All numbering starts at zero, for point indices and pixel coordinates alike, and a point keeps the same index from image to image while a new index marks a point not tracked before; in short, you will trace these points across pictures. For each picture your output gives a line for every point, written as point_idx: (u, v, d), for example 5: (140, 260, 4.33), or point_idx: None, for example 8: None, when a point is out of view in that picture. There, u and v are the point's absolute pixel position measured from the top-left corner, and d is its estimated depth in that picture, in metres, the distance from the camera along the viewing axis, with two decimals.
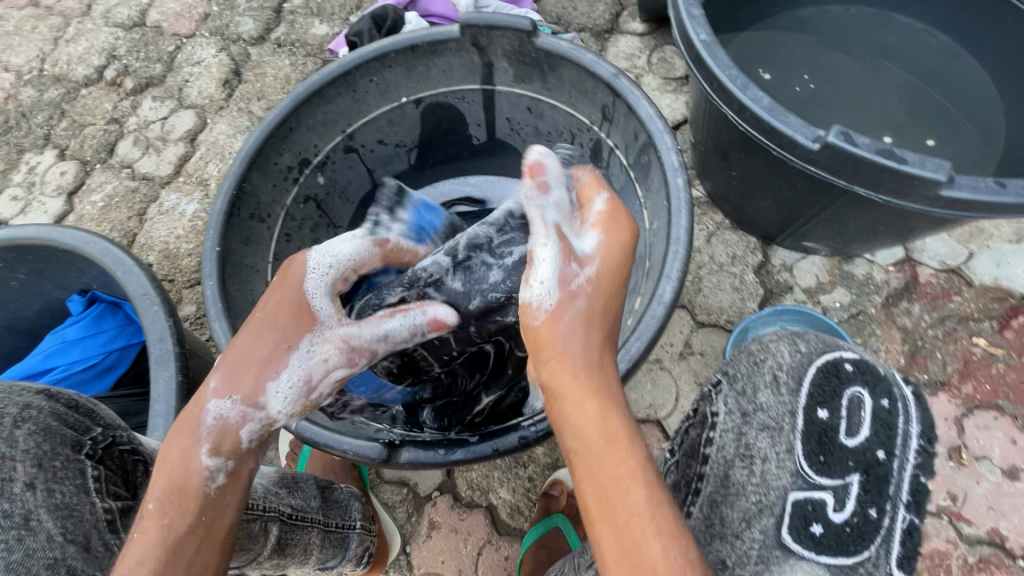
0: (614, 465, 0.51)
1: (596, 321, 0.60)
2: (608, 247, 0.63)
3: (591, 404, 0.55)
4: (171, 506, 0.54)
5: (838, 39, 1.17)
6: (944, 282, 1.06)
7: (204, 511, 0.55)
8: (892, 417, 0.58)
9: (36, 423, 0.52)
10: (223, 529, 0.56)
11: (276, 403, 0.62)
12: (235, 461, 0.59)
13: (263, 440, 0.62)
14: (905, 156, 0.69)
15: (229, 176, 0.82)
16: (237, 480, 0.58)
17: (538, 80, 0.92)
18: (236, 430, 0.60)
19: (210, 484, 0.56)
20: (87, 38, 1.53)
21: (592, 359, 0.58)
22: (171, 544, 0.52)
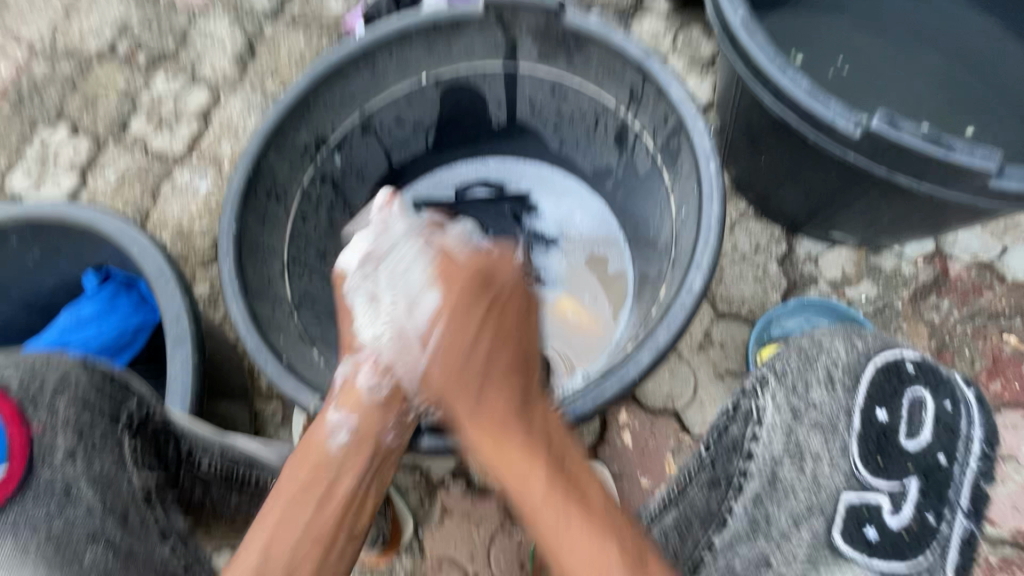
0: (514, 473, 0.56)
1: (456, 368, 0.64)
2: (445, 301, 0.67)
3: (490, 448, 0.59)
4: (298, 463, 0.59)
5: (876, 19, 1.11)
6: (976, 277, 1.03)
7: (327, 469, 0.59)
8: (954, 420, 0.56)
9: (75, 393, 0.52)
10: (342, 488, 0.58)
11: (366, 347, 0.68)
12: (359, 420, 0.63)
13: (386, 398, 0.65)
14: (952, 145, 0.66)
15: (247, 153, 0.81)
16: (359, 445, 0.61)
17: (564, 58, 0.89)
18: (357, 384, 0.65)
19: (332, 441, 0.61)
20: (100, 11, 1.50)
21: (473, 406, 0.62)
22: (294, 495, 0.57)
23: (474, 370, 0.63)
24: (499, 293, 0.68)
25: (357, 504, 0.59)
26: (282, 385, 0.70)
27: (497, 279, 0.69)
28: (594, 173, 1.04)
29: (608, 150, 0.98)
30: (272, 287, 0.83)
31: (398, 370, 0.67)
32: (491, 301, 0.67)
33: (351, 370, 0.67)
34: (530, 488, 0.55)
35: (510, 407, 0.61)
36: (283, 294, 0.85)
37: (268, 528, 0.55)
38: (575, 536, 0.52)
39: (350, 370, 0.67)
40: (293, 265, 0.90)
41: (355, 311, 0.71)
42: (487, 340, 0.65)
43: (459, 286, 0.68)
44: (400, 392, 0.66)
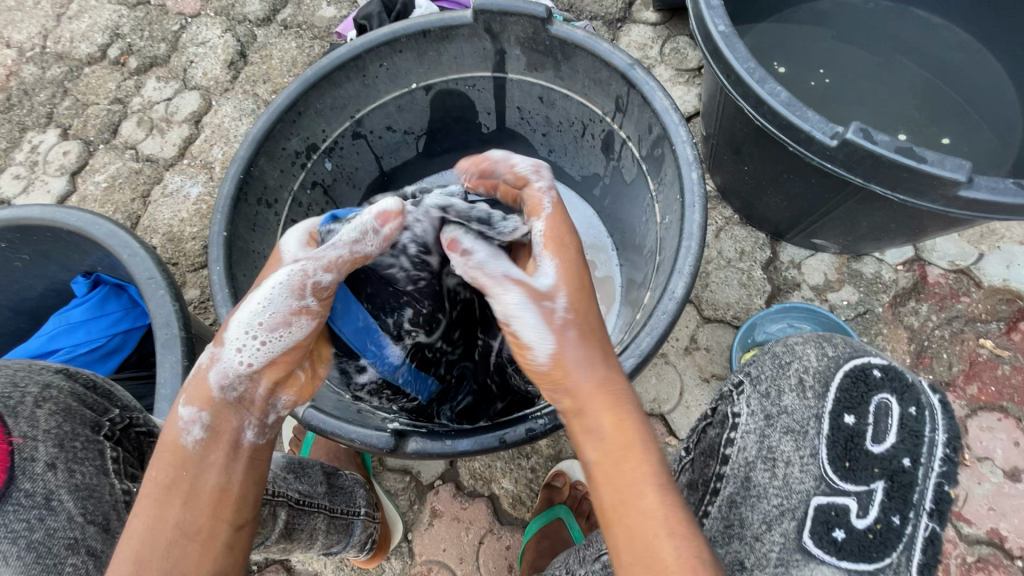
0: (625, 441, 0.54)
1: (590, 337, 0.59)
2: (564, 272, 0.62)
3: (608, 418, 0.55)
4: (157, 464, 0.54)
5: (854, 33, 1.15)
6: (953, 283, 1.05)
7: (186, 466, 0.54)
8: (919, 425, 0.55)
9: (56, 403, 0.51)
10: (206, 485, 0.54)
11: (233, 344, 0.57)
12: (212, 414, 0.56)
13: (243, 394, 0.58)
14: (924, 155, 0.68)
15: (237, 160, 0.81)
16: (217, 437, 0.56)
17: (551, 68, 0.90)
18: (208, 377, 0.57)
19: (187, 438, 0.55)
20: (90, 15, 1.51)
21: (598, 374, 0.57)
22: (157, 495, 0.52)
23: (593, 341, 0.59)
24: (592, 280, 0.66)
25: (229, 497, 0.55)
26: None
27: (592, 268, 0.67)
28: (582, 180, 1.07)
29: (595, 158, 1.00)
30: None
31: (264, 371, 0.58)
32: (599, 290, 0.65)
33: (209, 360, 0.58)
34: (636, 461, 0.52)
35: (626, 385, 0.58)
36: None
37: (137, 535, 0.50)
38: (661, 529, 0.49)
39: (207, 361, 0.57)
40: None
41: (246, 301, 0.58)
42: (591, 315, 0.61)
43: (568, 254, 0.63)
44: (258, 391, 0.58)
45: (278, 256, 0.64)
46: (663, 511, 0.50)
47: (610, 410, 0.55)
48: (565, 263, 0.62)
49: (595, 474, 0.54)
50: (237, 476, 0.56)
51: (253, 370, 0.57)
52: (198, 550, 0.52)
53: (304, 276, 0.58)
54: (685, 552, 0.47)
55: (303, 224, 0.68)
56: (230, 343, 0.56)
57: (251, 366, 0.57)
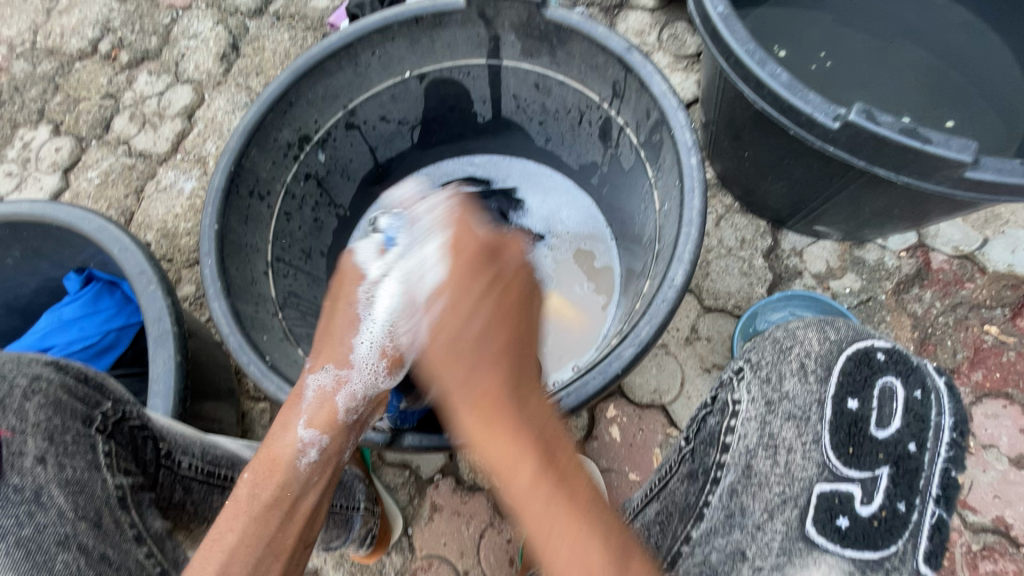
0: (508, 456, 0.50)
1: (460, 341, 0.56)
2: (453, 269, 0.61)
3: (478, 432, 0.52)
4: (261, 478, 0.54)
5: (857, 15, 1.12)
6: (957, 268, 1.04)
7: (290, 486, 0.54)
8: (924, 409, 0.58)
9: (46, 396, 0.51)
10: (302, 506, 0.54)
11: (365, 364, 0.61)
12: (331, 437, 0.57)
13: (361, 415, 0.60)
14: (929, 136, 0.67)
15: (227, 151, 0.80)
16: (328, 462, 0.56)
17: (547, 54, 0.89)
18: (334, 400, 0.59)
19: (302, 459, 0.55)
20: (80, 9, 1.49)
21: (465, 391, 0.54)
22: (255, 514, 0.52)
23: (464, 353, 0.56)
24: (508, 270, 0.61)
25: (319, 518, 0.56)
26: (264, 386, 0.69)
27: (506, 257, 0.62)
28: (580, 169, 1.05)
29: (593, 146, 0.98)
30: (255, 285, 0.83)
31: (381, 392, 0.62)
32: (496, 278, 0.60)
33: (330, 382, 0.59)
34: (522, 489, 0.49)
35: (508, 391, 0.53)
36: (268, 292, 0.85)
37: (224, 550, 0.50)
38: (558, 534, 0.47)
39: (332, 384, 0.59)
40: (278, 264, 0.90)
41: (362, 324, 0.62)
42: (483, 318, 0.57)
43: (465, 260, 0.61)
44: (368, 412, 0.61)
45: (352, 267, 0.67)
46: (550, 512, 0.48)
47: (480, 430, 0.52)
48: (454, 263, 0.61)
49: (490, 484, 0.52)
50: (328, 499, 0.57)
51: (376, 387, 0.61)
52: (278, 568, 0.51)
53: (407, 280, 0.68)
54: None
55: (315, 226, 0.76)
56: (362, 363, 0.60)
57: (379, 387, 0.61)
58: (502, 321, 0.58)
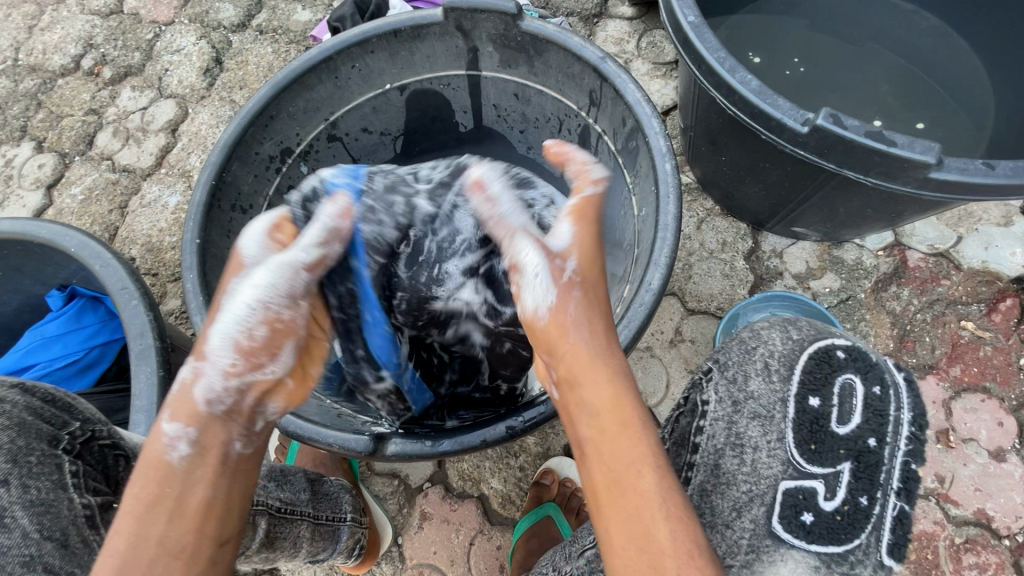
0: (627, 415, 0.53)
1: (596, 306, 0.60)
2: (581, 237, 0.63)
3: (608, 390, 0.54)
4: (143, 480, 0.52)
5: (828, 21, 1.15)
6: (933, 266, 1.06)
7: (169, 484, 0.52)
8: (884, 405, 0.58)
9: (10, 418, 0.50)
10: (193, 501, 0.52)
11: (219, 356, 0.58)
12: (197, 428, 0.55)
13: (231, 405, 0.57)
14: (894, 139, 0.68)
15: (208, 166, 0.80)
16: (205, 454, 0.54)
17: (524, 65, 0.90)
18: (193, 393, 0.56)
19: (168, 452, 0.53)
20: (63, 26, 1.49)
21: (601, 344, 0.57)
22: (139, 515, 0.50)
23: (612, 355, 0.57)
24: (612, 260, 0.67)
25: (216, 514, 0.53)
26: None
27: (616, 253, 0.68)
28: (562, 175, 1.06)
29: None
30: None
31: (249, 381, 0.58)
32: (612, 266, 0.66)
33: (192, 375, 0.57)
34: (637, 450, 0.51)
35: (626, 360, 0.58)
36: None
37: (118, 555, 0.48)
38: (669, 505, 0.49)
39: (190, 375, 0.57)
40: None
41: (220, 316, 0.60)
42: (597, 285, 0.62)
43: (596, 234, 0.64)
44: (244, 400, 0.58)
45: (238, 260, 0.64)
46: (662, 495, 0.49)
47: (607, 381, 0.55)
48: (580, 229, 0.64)
49: (588, 450, 0.53)
50: (223, 490, 0.54)
51: (244, 379, 0.58)
52: (180, 567, 0.49)
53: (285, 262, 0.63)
54: (682, 540, 0.47)
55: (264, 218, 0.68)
56: (211, 356, 0.57)
57: (239, 377, 0.58)
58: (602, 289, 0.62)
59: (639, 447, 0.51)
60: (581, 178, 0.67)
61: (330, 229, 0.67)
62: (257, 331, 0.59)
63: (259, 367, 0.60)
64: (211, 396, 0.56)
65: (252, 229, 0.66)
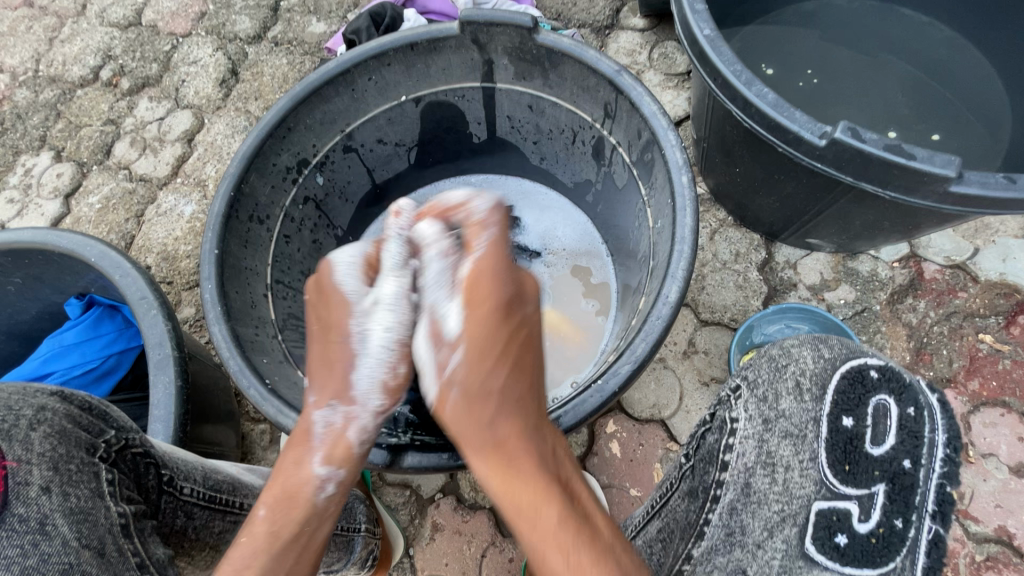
0: (524, 491, 0.51)
1: (479, 394, 0.56)
2: (471, 324, 0.57)
3: (496, 479, 0.53)
4: (285, 512, 0.55)
5: (841, 33, 1.15)
6: (950, 278, 1.05)
7: (307, 522, 0.55)
8: (918, 425, 0.56)
9: (51, 425, 0.51)
10: (319, 540, 0.55)
11: (369, 400, 0.60)
12: (346, 470, 0.58)
13: (373, 447, 0.60)
14: (913, 152, 0.68)
15: (227, 177, 0.81)
16: (344, 494, 0.57)
17: (540, 77, 0.91)
18: (346, 435, 0.58)
19: (320, 493, 0.56)
20: (82, 38, 1.52)
21: (487, 433, 0.54)
22: (277, 547, 0.53)
23: (508, 442, 0.54)
24: (523, 323, 0.59)
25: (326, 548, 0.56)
26: (266, 410, 0.69)
27: (524, 304, 0.60)
28: (575, 186, 1.07)
29: (587, 164, 1.00)
30: (255, 309, 0.84)
31: (392, 416, 0.62)
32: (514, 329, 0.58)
33: (339, 420, 0.59)
34: (540, 531, 0.50)
35: (529, 433, 0.55)
36: (267, 315, 0.86)
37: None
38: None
39: (341, 420, 0.59)
40: (277, 286, 0.91)
41: (359, 357, 0.61)
42: (502, 374, 0.56)
43: (481, 312, 0.58)
44: (381, 441, 0.62)
45: (339, 292, 0.63)
46: (570, 573, 0.48)
47: (500, 467, 0.53)
48: (471, 314, 0.58)
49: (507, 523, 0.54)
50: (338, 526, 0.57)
51: (385, 420, 0.61)
52: None
53: (406, 292, 0.64)
54: None
55: (358, 248, 0.68)
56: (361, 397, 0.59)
57: (375, 425, 0.60)
58: (522, 383, 0.57)
59: (550, 530, 0.50)
60: (472, 233, 0.62)
61: (404, 247, 0.67)
62: (396, 372, 0.62)
63: (398, 399, 0.63)
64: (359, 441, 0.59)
65: (347, 263, 0.65)
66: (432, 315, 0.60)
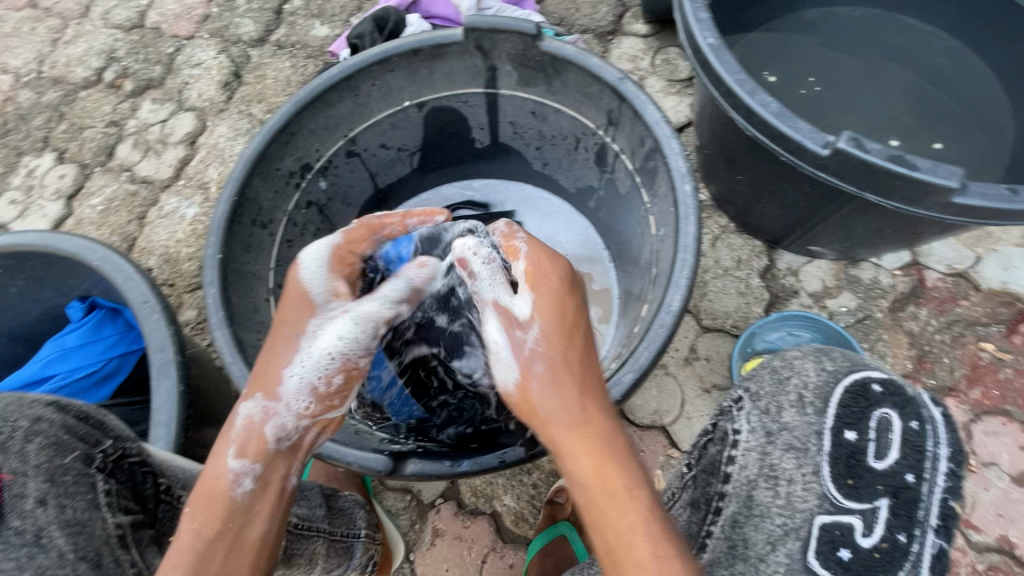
0: (615, 475, 0.54)
1: (562, 369, 0.61)
2: (541, 303, 0.64)
3: (592, 460, 0.55)
4: (202, 512, 0.54)
5: (843, 40, 1.16)
6: (951, 286, 1.05)
7: (231, 518, 0.54)
8: (922, 440, 0.55)
9: (47, 436, 0.51)
10: (253, 536, 0.54)
11: (295, 399, 0.61)
12: (264, 465, 0.58)
13: (297, 442, 0.61)
14: (916, 163, 0.69)
15: (230, 182, 0.81)
16: (267, 488, 0.57)
17: (543, 83, 0.91)
18: (263, 431, 0.59)
19: (237, 489, 0.55)
20: (86, 39, 1.52)
21: (574, 412, 0.58)
22: (199, 549, 0.52)
23: (595, 426, 0.58)
24: (579, 308, 0.66)
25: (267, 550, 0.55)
26: None
27: (579, 294, 0.66)
28: (577, 193, 1.07)
29: (590, 170, 1.00)
30: (258, 313, 0.84)
31: (320, 420, 0.62)
32: (572, 314, 0.64)
33: (260, 415, 0.59)
34: (628, 511, 0.53)
35: (607, 421, 0.59)
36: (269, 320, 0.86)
37: None
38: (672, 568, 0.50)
39: (259, 415, 0.59)
40: (279, 291, 0.91)
41: (292, 355, 0.62)
42: (569, 351, 0.62)
43: (549, 290, 0.65)
44: (307, 438, 0.62)
45: (301, 290, 0.66)
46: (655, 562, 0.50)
47: (590, 450, 0.56)
48: (540, 299, 0.64)
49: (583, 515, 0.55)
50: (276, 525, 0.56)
51: (315, 417, 0.62)
52: None
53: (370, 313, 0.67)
54: None
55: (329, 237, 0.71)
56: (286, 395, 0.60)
57: (301, 421, 0.61)
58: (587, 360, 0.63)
59: (637, 517, 0.52)
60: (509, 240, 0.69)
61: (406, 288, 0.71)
62: (333, 376, 0.63)
63: (332, 406, 0.64)
64: (277, 437, 0.59)
65: (316, 262, 0.68)
66: (497, 302, 0.67)
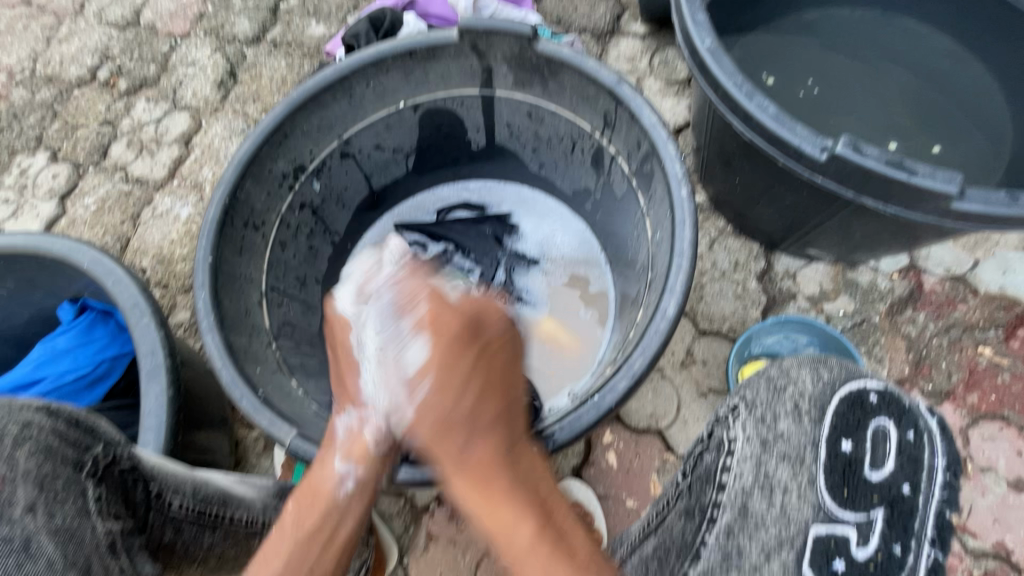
0: (500, 517, 0.53)
1: (446, 417, 0.58)
2: (433, 349, 0.61)
3: (476, 499, 0.55)
4: (302, 509, 0.57)
5: (843, 42, 1.15)
6: (949, 290, 1.04)
7: (328, 516, 0.57)
8: (917, 450, 0.59)
9: (37, 442, 0.51)
10: (344, 535, 0.57)
11: (380, 402, 0.63)
12: (366, 468, 0.60)
13: (393, 445, 0.62)
14: (915, 168, 0.68)
15: (222, 184, 0.81)
16: (364, 490, 0.60)
17: (539, 85, 0.90)
18: (364, 435, 0.61)
19: (340, 490, 0.59)
20: (80, 38, 1.51)
21: (457, 458, 0.57)
22: (296, 546, 0.55)
23: (484, 465, 0.56)
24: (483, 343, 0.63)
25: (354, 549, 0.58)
26: (257, 421, 0.69)
27: (483, 328, 0.64)
28: (574, 194, 1.06)
29: (586, 172, 0.99)
30: (249, 317, 0.83)
31: None
32: (480, 346, 0.62)
33: (356, 421, 0.63)
34: (517, 549, 0.52)
35: (500, 458, 0.57)
36: (261, 323, 0.85)
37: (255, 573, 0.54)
38: None
39: (354, 421, 0.63)
40: (272, 293, 0.90)
41: (365, 361, 0.64)
42: (472, 397, 0.59)
43: (444, 336, 0.61)
44: (400, 441, 0.63)
45: (338, 315, 0.69)
46: None
47: (474, 490, 0.55)
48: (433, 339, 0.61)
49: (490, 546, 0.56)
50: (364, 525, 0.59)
51: (397, 418, 0.63)
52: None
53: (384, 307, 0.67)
54: None
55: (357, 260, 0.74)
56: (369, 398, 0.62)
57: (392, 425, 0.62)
58: (479, 402, 0.59)
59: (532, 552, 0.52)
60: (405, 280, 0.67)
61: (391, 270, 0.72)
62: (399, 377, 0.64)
63: None
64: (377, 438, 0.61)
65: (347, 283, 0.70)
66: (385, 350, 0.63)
